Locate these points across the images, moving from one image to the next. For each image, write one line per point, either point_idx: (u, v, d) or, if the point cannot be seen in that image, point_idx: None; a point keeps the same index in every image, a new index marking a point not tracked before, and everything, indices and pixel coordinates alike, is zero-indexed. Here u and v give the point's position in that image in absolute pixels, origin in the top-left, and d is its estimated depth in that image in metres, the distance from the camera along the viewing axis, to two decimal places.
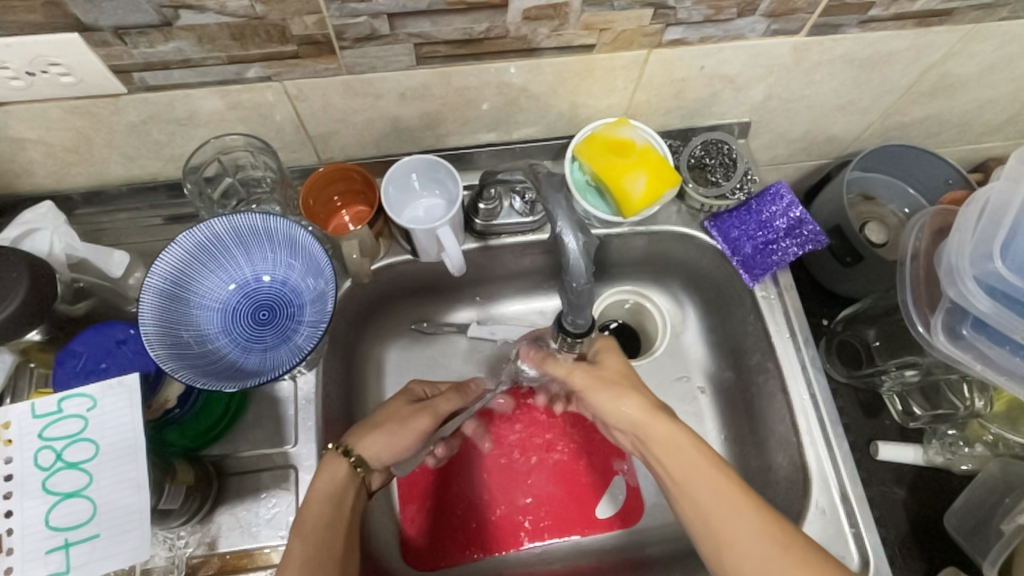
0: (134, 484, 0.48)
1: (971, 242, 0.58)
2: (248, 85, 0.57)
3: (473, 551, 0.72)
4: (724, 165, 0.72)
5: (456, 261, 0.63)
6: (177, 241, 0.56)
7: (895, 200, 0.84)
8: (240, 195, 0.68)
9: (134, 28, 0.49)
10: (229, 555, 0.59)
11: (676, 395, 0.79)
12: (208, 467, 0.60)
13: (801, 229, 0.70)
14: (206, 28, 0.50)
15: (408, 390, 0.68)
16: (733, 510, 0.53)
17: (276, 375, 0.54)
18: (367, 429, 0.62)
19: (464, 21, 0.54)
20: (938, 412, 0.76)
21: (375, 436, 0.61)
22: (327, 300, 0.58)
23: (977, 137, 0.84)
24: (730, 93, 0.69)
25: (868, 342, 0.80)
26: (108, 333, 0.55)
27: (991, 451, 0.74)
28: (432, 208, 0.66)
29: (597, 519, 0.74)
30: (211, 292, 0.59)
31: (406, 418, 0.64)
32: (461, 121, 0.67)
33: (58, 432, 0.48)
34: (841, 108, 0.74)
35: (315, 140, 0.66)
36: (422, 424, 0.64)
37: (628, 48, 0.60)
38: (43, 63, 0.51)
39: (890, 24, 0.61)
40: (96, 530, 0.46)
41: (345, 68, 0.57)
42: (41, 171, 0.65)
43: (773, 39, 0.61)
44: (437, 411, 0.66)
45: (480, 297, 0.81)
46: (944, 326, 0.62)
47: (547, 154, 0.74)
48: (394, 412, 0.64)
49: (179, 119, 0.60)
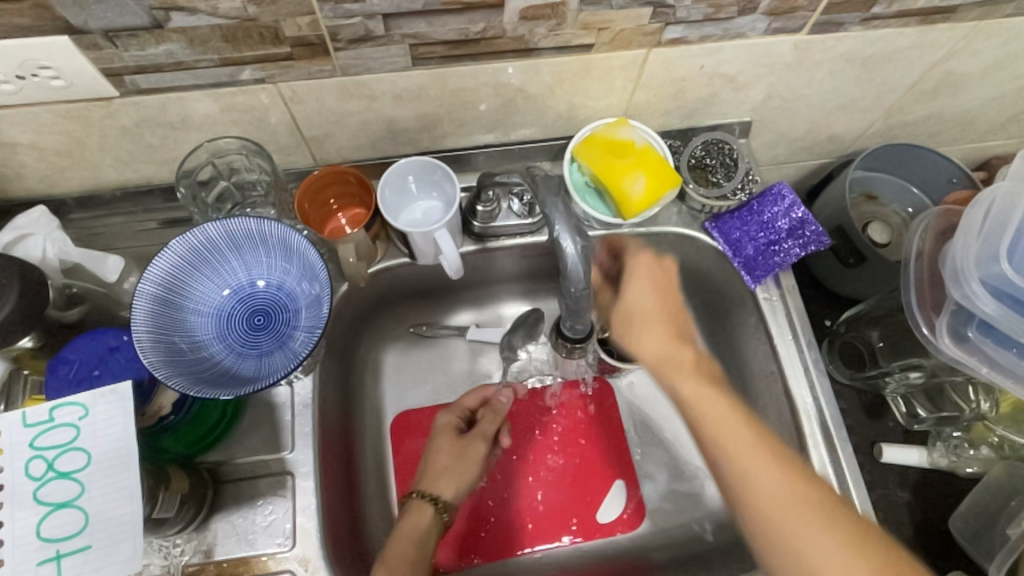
0: (126, 494, 0.47)
1: (977, 243, 0.58)
2: (241, 88, 0.56)
3: (473, 557, 0.71)
4: (725, 166, 0.71)
5: (453, 263, 0.62)
6: (170, 246, 0.55)
7: (898, 200, 0.84)
8: (235, 199, 0.67)
9: (125, 31, 0.48)
10: (226, 562, 0.58)
11: None
12: (203, 473, 0.60)
13: (804, 230, 0.69)
14: (197, 30, 0.50)
15: (448, 424, 0.68)
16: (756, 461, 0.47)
17: (271, 381, 0.53)
18: (434, 475, 0.64)
19: (460, 22, 0.53)
20: (941, 415, 0.75)
21: (445, 480, 0.64)
22: (322, 305, 0.57)
23: (982, 135, 0.83)
24: (730, 92, 0.68)
25: (872, 342, 0.80)
26: (101, 340, 0.54)
27: (996, 454, 0.73)
28: (430, 210, 0.66)
29: (598, 523, 0.72)
30: (205, 297, 0.58)
31: (459, 450, 0.67)
32: (459, 123, 0.66)
33: (49, 441, 0.47)
34: (843, 107, 0.73)
35: (310, 142, 0.65)
36: (478, 452, 0.67)
37: (626, 48, 0.59)
38: (33, 67, 0.50)
39: (893, 21, 0.60)
40: (88, 541, 0.45)
41: (339, 70, 0.56)
42: (34, 176, 0.64)
43: (774, 38, 0.60)
44: (487, 437, 0.69)
45: (479, 299, 0.80)
46: (949, 328, 0.61)
47: (545, 155, 0.73)
48: (443, 454, 0.66)
49: (172, 123, 0.60)
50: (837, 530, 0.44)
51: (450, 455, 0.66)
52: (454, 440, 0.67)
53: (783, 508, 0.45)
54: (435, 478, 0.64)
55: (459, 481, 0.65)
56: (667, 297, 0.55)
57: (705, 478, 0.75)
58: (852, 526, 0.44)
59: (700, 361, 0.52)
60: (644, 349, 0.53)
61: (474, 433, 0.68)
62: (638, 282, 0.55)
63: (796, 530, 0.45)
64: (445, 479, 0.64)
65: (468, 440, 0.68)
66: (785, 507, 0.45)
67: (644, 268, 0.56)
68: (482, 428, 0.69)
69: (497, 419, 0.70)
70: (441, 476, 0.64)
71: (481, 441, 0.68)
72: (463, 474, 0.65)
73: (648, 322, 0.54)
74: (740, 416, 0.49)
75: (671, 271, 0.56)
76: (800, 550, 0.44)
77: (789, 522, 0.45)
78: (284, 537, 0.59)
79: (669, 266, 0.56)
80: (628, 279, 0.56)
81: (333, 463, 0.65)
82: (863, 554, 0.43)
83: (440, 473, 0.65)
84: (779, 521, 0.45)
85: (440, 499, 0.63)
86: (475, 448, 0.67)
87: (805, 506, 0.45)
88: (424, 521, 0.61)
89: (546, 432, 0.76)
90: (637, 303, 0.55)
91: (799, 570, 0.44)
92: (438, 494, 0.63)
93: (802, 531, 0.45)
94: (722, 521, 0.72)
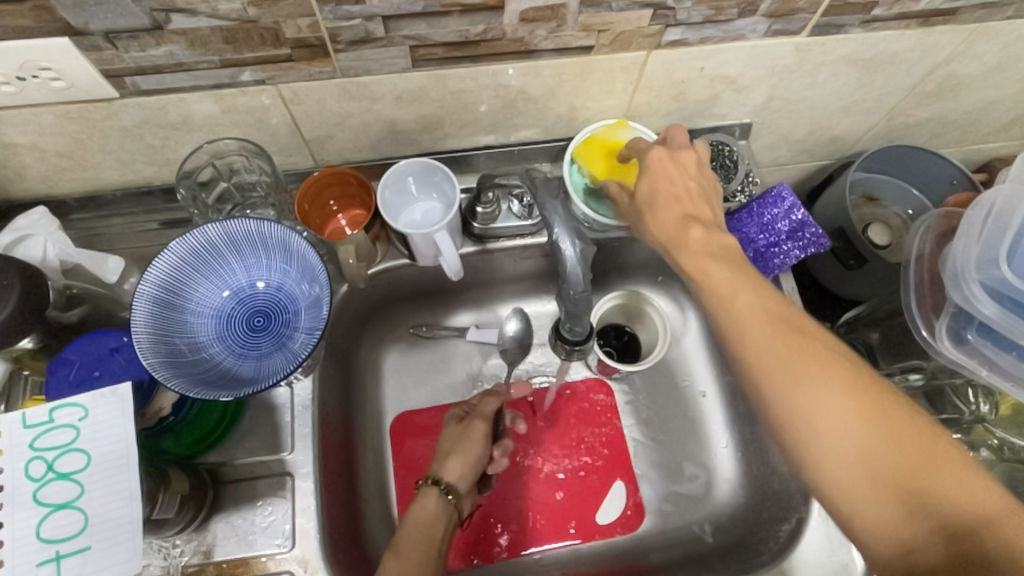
0: (125, 496, 0.47)
1: (978, 246, 0.58)
2: (241, 89, 0.56)
3: (473, 558, 0.71)
4: (724, 168, 0.70)
5: (453, 265, 0.62)
6: (170, 247, 0.56)
7: (899, 202, 0.84)
8: (235, 200, 0.67)
9: (125, 32, 0.48)
10: (225, 563, 0.58)
11: (677, 399, 0.78)
12: (203, 475, 0.60)
13: (804, 231, 0.69)
14: (197, 32, 0.50)
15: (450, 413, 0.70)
16: (762, 323, 0.46)
17: (270, 383, 0.53)
18: (441, 458, 0.65)
19: (460, 24, 0.53)
20: (942, 416, 0.73)
21: (450, 460, 0.65)
22: (321, 306, 0.57)
23: (983, 137, 0.83)
24: (731, 94, 0.68)
25: (871, 343, 0.79)
26: (102, 341, 0.54)
27: (996, 456, 0.72)
28: (430, 211, 0.66)
29: (597, 525, 0.73)
30: (205, 298, 0.59)
31: (461, 433, 0.67)
32: (459, 124, 0.66)
33: (48, 442, 0.47)
34: (843, 109, 0.73)
35: (310, 143, 0.66)
36: (480, 430, 0.67)
37: (627, 49, 0.59)
38: (34, 68, 0.50)
39: (894, 23, 0.60)
40: (88, 542, 0.45)
41: (339, 71, 0.56)
42: (35, 176, 0.64)
43: (774, 40, 0.60)
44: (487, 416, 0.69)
45: (479, 300, 0.80)
46: (949, 330, 0.61)
47: (545, 156, 0.73)
48: (446, 442, 0.67)
49: (172, 124, 0.60)
50: (846, 393, 0.43)
51: (453, 438, 0.67)
52: (455, 427, 0.68)
53: (792, 377, 0.44)
54: (441, 461, 0.65)
55: (464, 461, 0.65)
56: (686, 180, 0.53)
57: (705, 480, 0.75)
58: (863, 387, 0.44)
59: (711, 236, 0.50)
60: (662, 229, 0.52)
61: (472, 414, 0.69)
62: (656, 170, 0.54)
63: (806, 400, 0.44)
64: (450, 460, 0.65)
65: (468, 420, 0.68)
66: (793, 376, 0.44)
67: (655, 160, 0.54)
68: (483, 409, 0.69)
69: (494, 401, 0.70)
70: (446, 458, 0.65)
71: (480, 419, 0.68)
72: (467, 456, 0.65)
73: (663, 197, 0.52)
74: (749, 284, 0.48)
75: (694, 157, 0.54)
76: (807, 410, 0.44)
77: (793, 390, 0.44)
78: (283, 538, 0.59)
79: (689, 154, 0.54)
80: (644, 170, 0.54)
81: (333, 465, 0.65)
82: (872, 414, 0.43)
83: (446, 455, 0.65)
84: (789, 390, 0.45)
85: (443, 481, 0.63)
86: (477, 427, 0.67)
87: (809, 366, 0.44)
88: (431, 504, 0.61)
89: (545, 433, 0.77)
90: (652, 189, 0.53)
91: (798, 421, 0.44)
92: (441, 476, 0.63)
93: (813, 399, 0.44)
94: (722, 522, 0.72)
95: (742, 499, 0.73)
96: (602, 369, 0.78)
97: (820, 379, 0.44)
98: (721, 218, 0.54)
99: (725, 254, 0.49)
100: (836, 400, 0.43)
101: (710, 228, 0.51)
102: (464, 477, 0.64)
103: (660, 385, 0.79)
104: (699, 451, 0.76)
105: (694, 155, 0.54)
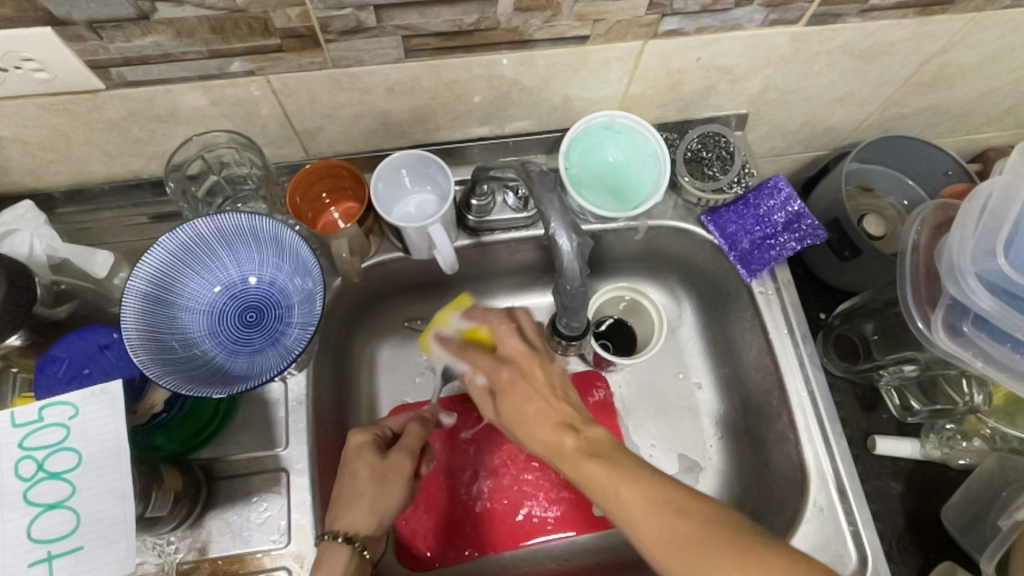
0: (118, 495, 0.46)
1: (974, 237, 0.58)
2: (230, 80, 0.55)
3: (468, 550, 0.71)
4: (722, 159, 0.72)
5: (447, 258, 0.61)
6: (158, 242, 0.55)
7: (894, 192, 0.84)
8: (225, 193, 0.66)
9: (109, 22, 0.47)
10: (220, 560, 0.58)
11: (672, 391, 0.78)
12: (197, 471, 0.59)
13: (800, 223, 0.70)
14: (185, 21, 0.48)
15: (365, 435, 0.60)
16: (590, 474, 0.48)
17: (263, 379, 0.52)
18: (345, 502, 0.55)
19: (454, 13, 0.52)
20: (936, 407, 0.76)
21: (359, 506, 0.55)
22: (314, 301, 0.57)
23: (977, 127, 0.83)
24: (727, 85, 0.67)
25: (866, 335, 0.80)
26: (91, 338, 0.54)
27: (988, 446, 0.75)
28: (423, 204, 0.65)
29: (592, 516, 0.72)
30: (197, 294, 0.58)
31: (372, 466, 0.57)
32: (452, 115, 0.66)
33: (38, 441, 0.46)
34: (839, 99, 0.72)
35: (301, 135, 0.64)
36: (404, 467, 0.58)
37: (622, 39, 0.58)
38: (15, 59, 0.49)
39: (892, 12, 0.59)
40: (79, 542, 0.45)
41: (330, 62, 0.55)
42: (19, 169, 0.63)
43: (771, 29, 0.59)
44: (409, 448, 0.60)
45: (473, 293, 0.80)
46: (944, 323, 0.62)
47: (539, 148, 0.72)
48: (359, 478, 0.56)
49: (160, 116, 0.58)
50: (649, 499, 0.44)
51: (370, 477, 0.56)
52: (365, 464, 0.57)
53: (641, 503, 0.44)
54: (348, 506, 0.55)
55: (383, 506, 0.56)
56: (537, 391, 0.53)
57: (699, 471, 0.74)
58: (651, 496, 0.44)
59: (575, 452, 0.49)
60: (533, 442, 0.52)
61: (395, 446, 0.60)
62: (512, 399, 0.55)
63: (664, 548, 0.42)
64: (358, 505, 0.55)
65: (388, 453, 0.59)
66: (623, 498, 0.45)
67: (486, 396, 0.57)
68: (407, 442, 0.60)
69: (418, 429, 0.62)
70: (356, 500, 0.55)
71: (405, 453, 0.59)
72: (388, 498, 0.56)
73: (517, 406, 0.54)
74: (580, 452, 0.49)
75: (538, 362, 0.55)
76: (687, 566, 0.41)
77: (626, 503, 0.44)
78: (279, 534, 0.59)
79: (541, 367, 0.55)
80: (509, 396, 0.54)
81: (328, 461, 0.65)
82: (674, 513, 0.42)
83: (354, 498, 0.55)
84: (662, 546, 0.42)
85: (356, 536, 0.54)
86: (399, 465, 0.58)
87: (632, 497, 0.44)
88: (342, 564, 0.52)
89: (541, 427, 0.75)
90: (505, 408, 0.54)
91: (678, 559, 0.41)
92: (353, 530, 0.54)
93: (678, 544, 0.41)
94: None
95: (734, 491, 0.72)
96: (598, 361, 0.76)
97: (694, 524, 0.42)
98: (519, 395, 0.54)
99: (572, 420, 0.52)
100: (705, 557, 0.40)
101: (556, 431, 0.51)
102: (382, 522, 0.56)
103: (654, 377, 0.78)
104: (694, 443, 0.76)
105: (500, 371, 0.56)
